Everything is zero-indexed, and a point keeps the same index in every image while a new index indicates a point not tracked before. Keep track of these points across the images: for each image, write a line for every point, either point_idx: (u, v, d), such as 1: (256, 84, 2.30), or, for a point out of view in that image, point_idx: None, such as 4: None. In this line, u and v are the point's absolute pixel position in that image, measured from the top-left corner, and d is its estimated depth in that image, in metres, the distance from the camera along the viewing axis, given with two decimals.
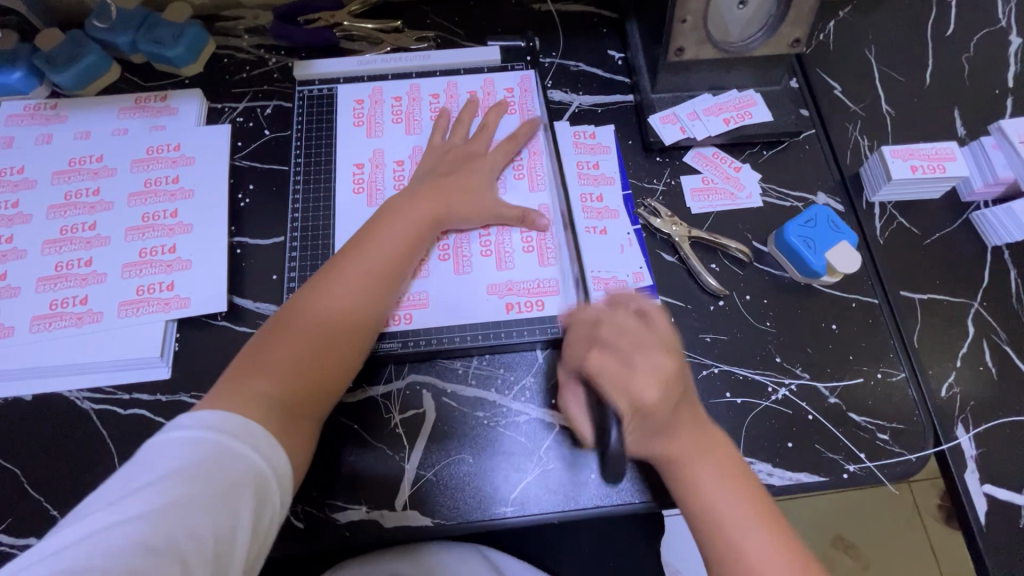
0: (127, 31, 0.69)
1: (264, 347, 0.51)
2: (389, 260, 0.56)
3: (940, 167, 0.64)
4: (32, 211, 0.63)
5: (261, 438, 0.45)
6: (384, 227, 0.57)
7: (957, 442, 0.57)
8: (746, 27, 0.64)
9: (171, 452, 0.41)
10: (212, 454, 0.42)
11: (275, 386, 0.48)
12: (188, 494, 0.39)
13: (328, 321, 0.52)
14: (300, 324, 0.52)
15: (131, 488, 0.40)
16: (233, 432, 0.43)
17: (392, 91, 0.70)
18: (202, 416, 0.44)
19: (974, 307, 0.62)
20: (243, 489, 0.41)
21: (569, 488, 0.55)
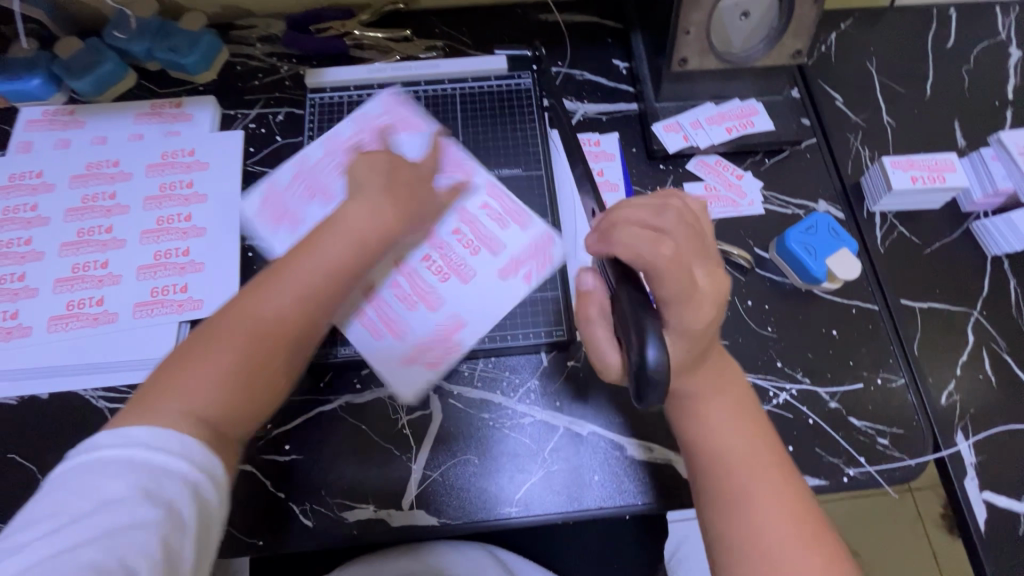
0: (142, 39, 0.71)
1: (188, 357, 0.43)
2: (335, 260, 0.47)
3: (940, 177, 0.65)
4: (50, 213, 0.65)
5: (196, 449, 0.39)
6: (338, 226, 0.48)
7: (956, 448, 0.58)
8: (748, 38, 0.66)
9: (99, 474, 0.37)
10: (147, 472, 0.37)
11: (191, 408, 0.41)
12: (128, 514, 0.36)
13: (258, 329, 0.44)
14: (235, 329, 0.44)
15: (59, 520, 0.35)
16: (164, 445, 0.39)
17: (299, 159, 0.67)
18: (120, 435, 0.38)
19: (973, 315, 0.63)
20: (183, 502, 0.38)
21: (572, 489, 0.56)
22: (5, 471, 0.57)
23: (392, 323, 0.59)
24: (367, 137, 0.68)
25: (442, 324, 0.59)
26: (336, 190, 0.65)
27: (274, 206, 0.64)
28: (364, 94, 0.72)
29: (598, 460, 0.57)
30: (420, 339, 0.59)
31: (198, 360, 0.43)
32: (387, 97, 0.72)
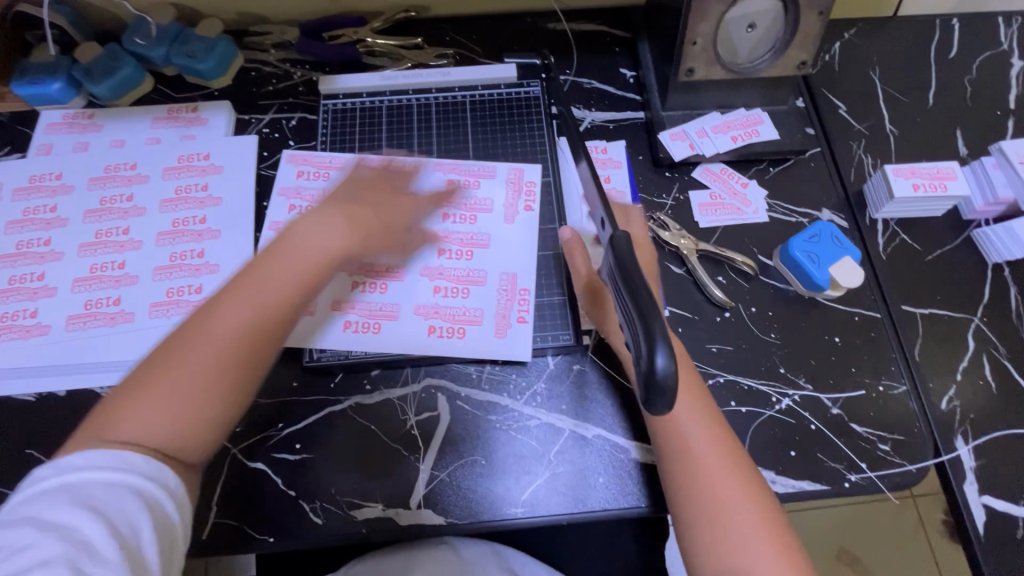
0: (160, 45, 0.73)
1: (138, 381, 0.45)
2: (283, 280, 0.48)
3: (942, 185, 0.66)
4: (70, 215, 0.67)
5: (143, 462, 0.42)
6: (289, 250, 0.50)
7: (956, 454, 0.58)
8: (754, 50, 0.67)
9: (43, 502, 0.39)
10: (91, 490, 0.39)
11: (150, 422, 0.44)
12: (78, 531, 0.38)
13: (215, 347, 0.46)
14: (184, 348, 0.46)
15: (7, 550, 0.37)
16: (108, 462, 0.41)
17: (273, 215, 0.67)
18: (72, 462, 0.40)
19: (974, 322, 0.64)
20: (133, 509, 0.40)
21: (578, 491, 0.57)
22: (23, 466, 0.58)
23: (462, 318, 0.62)
24: (332, 162, 0.70)
25: (468, 310, 0.63)
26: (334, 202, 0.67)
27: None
28: (375, 101, 0.74)
29: (602, 463, 0.58)
30: (440, 312, 0.62)
31: (148, 383, 0.44)
32: (398, 104, 0.74)
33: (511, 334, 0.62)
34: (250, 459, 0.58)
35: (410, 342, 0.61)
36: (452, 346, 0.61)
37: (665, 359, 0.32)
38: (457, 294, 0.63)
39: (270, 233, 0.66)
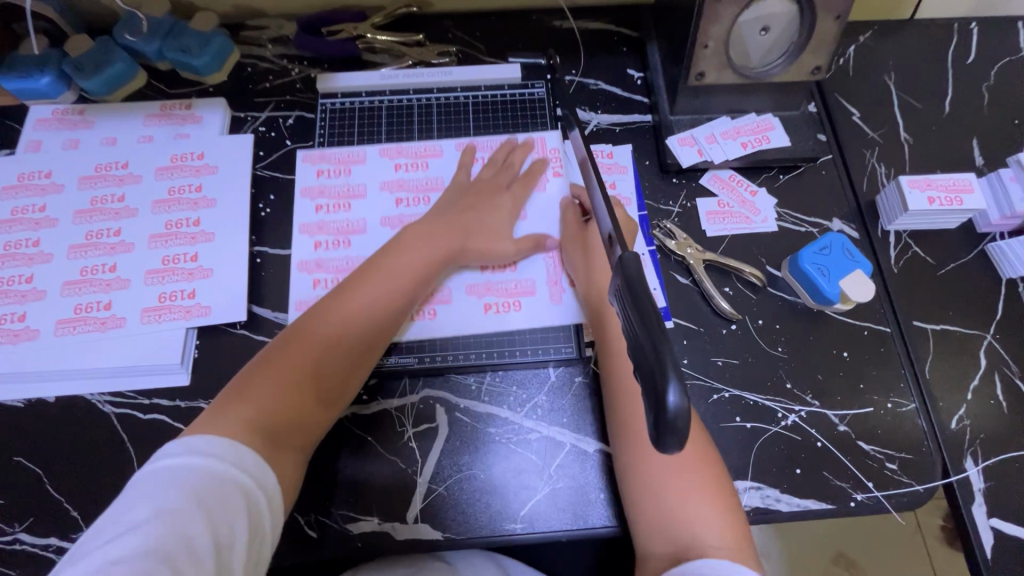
0: (154, 39, 0.70)
1: (257, 371, 0.50)
2: (389, 290, 0.57)
3: (958, 199, 0.64)
4: (60, 215, 0.65)
5: (250, 458, 0.43)
6: (391, 263, 0.58)
7: (965, 474, 0.57)
8: (767, 53, 0.64)
9: (159, 484, 0.40)
10: (203, 480, 0.41)
11: (261, 411, 0.47)
12: (183, 521, 0.38)
13: (322, 345, 0.52)
14: (300, 344, 0.52)
15: (120, 528, 0.38)
16: (225, 455, 0.42)
17: (301, 217, 0.66)
18: (191, 442, 0.43)
19: (986, 339, 0.62)
20: (234, 510, 0.40)
21: (578, 506, 0.56)
22: (12, 474, 0.57)
23: (512, 291, 0.63)
24: (349, 157, 0.69)
25: (518, 282, 0.64)
26: (367, 192, 0.67)
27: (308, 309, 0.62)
28: (375, 100, 0.72)
29: (602, 477, 0.57)
30: (492, 287, 0.64)
31: (264, 373, 0.49)
32: (398, 104, 0.72)
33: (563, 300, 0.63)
34: None
35: (466, 322, 0.62)
36: (512, 318, 0.62)
37: (677, 393, 0.30)
38: (503, 271, 0.64)
39: (303, 236, 0.65)
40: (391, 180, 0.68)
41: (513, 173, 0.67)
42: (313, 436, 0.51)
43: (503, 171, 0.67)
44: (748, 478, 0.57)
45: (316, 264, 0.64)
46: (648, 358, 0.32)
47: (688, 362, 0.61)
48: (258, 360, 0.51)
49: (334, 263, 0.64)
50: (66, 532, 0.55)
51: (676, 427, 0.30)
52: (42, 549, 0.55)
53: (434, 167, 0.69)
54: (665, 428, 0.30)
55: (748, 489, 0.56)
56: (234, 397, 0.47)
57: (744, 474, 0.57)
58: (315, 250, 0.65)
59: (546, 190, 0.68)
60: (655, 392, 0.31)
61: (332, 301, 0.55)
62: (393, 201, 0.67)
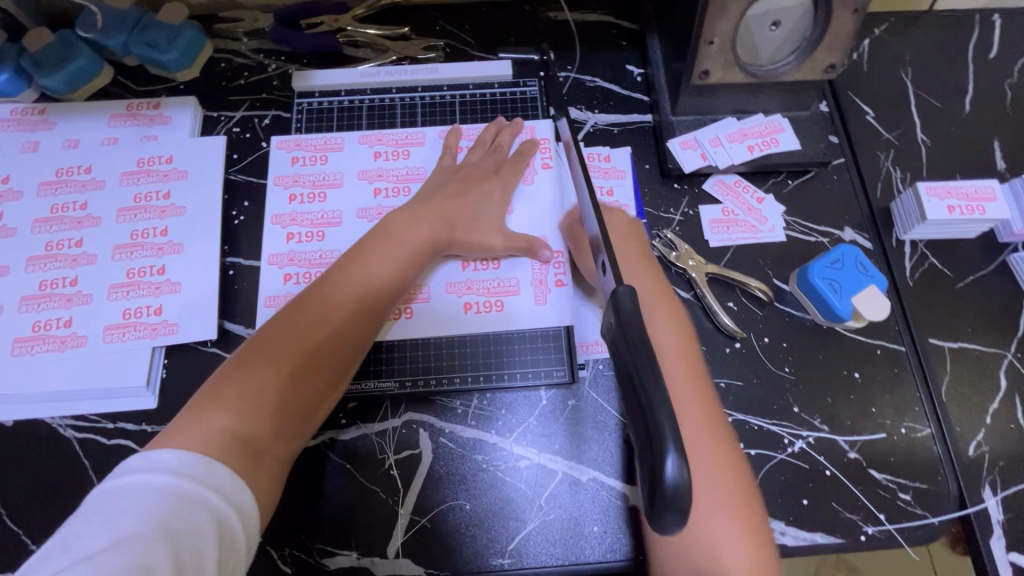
0: (120, 32, 0.65)
1: (232, 376, 0.45)
2: (372, 287, 0.52)
3: (980, 207, 0.60)
4: (17, 224, 0.60)
5: (225, 479, 0.40)
6: (375, 251, 0.54)
7: (983, 506, 0.54)
8: (778, 50, 0.60)
9: (120, 504, 0.36)
10: (171, 500, 0.37)
11: (234, 422, 0.43)
12: (146, 547, 0.34)
13: (299, 348, 0.48)
14: (279, 343, 0.47)
15: (72, 556, 0.33)
16: (197, 473, 0.39)
17: (273, 208, 0.62)
18: (157, 458, 0.39)
19: (1007, 358, 0.59)
20: (206, 535, 0.36)
21: (570, 541, 0.52)
22: None
23: (495, 290, 0.59)
24: (327, 143, 0.65)
25: (501, 281, 0.60)
26: (344, 181, 0.63)
27: (279, 305, 0.58)
28: (356, 99, 0.67)
29: (596, 510, 0.53)
30: (473, 285, 0.60)
31: (240, 377, 0.45)
32: (380, 103, 0.67)
33: (551, 299, 0.59)
34: None
35: (442, 326, 0.58)
36: (493, 320, 0.59)
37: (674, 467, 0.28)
38: (488, 266, 0.60)
39: (274, 226, 0.61)
40: (369, 171, 0.63)
41: (501, 155, 0.63)
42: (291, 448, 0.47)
43: (491, 153, 0.63)
44: None
45: (285, 257, 0.60)
46: (643, 420, 0.30)
47: None
48: (232, 363, 0.46)
49: (307, 256, 0.60)
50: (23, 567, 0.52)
51: (676, 500, 0.28)
52: None
53: (415, 159, 0.64)
54: (662, 502, 0.29)
55: None
56: (206, 407, 0.43)
57: None
58: (287, 242, 0.61)
59: (533, 181, 0.64)
60: (652, 460, 0.29)
61: (311, 294, 0.51)
62: (371, 191, 0.63)
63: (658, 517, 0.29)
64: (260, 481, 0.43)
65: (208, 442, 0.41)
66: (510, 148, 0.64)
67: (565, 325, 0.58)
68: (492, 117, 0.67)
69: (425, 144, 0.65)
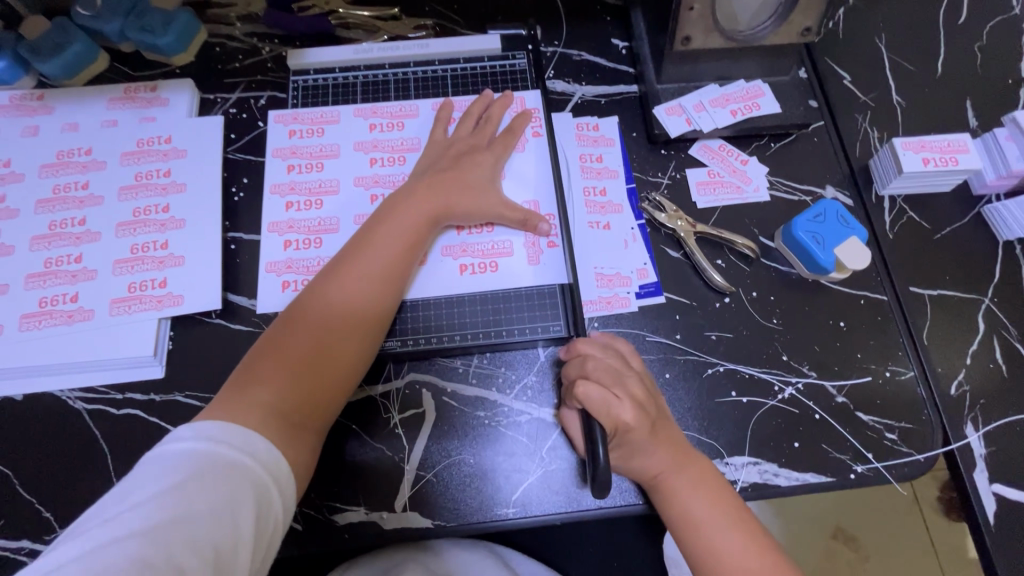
0: (115, 18, 0.67)
1: (263, 355, 0.49)
2: (386, 262, 0.55)
3: (953, 159, 0.62)
4: (20, 205, 0.62)
5: (262, 447, 0.43)
6: (382, 227, 0.56)
7: (966, 441, 0.56)
8: (755, 15, 0.63)
9: (169, 466, 0.39)
10: (213, 467, 0.40)
11: (271, 394, 0.47)
12: (189, 508, 0.38)
13: (324, 325, 0.51)
14: (304, 323, 0.51)
15: (125, 505, 0.37)
16: (233, 441, 0.42)
17: (272, 178, 0.63)
18: (201, 426, 0.42)
19: (984, 303, 0.61)
20: (243, 502, 0.39)
21: (572, 489, 0.54)
22: None
23: (490, 252, 0.61)
24: (323, 117, 0.66)
25: (495, 243, 0.62)
26: (342, 154, 0.65)
27: (280, 271, 0.60)
28: (350, 76, 0.69)
29: None
30: (469, 248, 0.61)
31: (272, 358, 0.49)
32: (374, 79, 0.69)
33: (544, 259, 0.61)
34: None
35: (442, 288, 0.60)
36: (488, 280, 0.60)
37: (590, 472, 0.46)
38: (482, 230, 0.62)
39: (274, 197, 0.63)
40: (364, 143, 0.65)
41: (492, 127, 0.65)
42: (329, 413, 0.50)
43: (482, 125, 0.64)
44: (746, 454, 0.55)
45: (285, 226, 0.62)
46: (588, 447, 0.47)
47: (681, 336, 0.59)
48: (263, 344, 0.51)
49: (306, 224, 0.62)
50: (37, 533, 0.53)
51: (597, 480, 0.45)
52: (12, 553, 0.52)
53: (409, 131, 0.66)
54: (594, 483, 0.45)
55: (746, 465, 0.55)
56: (244, 384, 0.47)
57: (741, 449, 0.55)
58: (286, 211, 0.62)
59: (524, 150, 0.66)
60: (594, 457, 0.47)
61: (328, 276, 0.54)
62: (367, 162, 0.64)
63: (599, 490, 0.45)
64: (297, 445, 0.47)
65: (244, 415, 0.45)
66: (500, 122, 0.66)
67: (560, 284, 0.60)
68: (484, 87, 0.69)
69: (418, 116, 0.67)
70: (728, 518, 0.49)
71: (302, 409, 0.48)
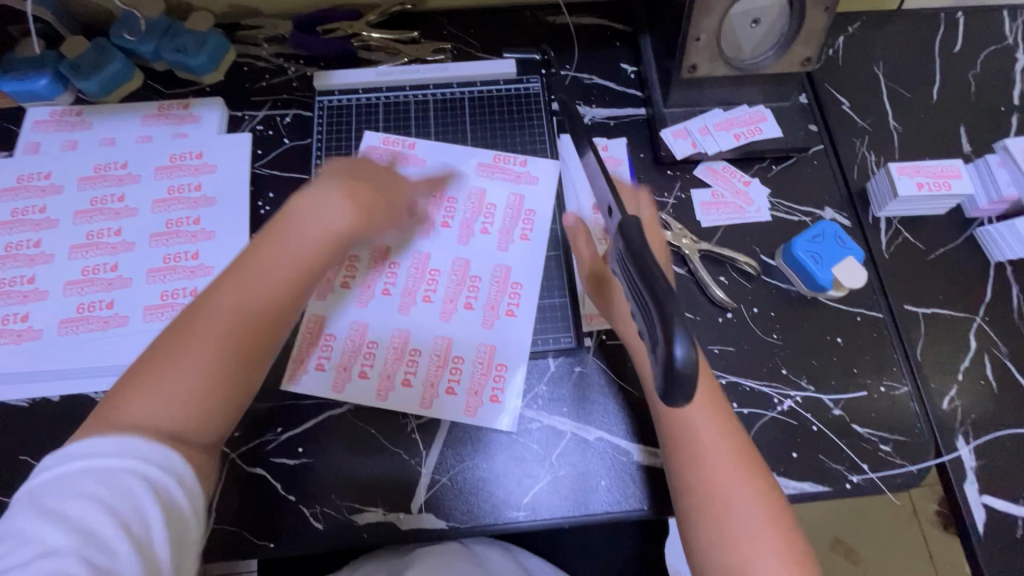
0: (150, 40, 0.70)
1: (144, 371, 0.43)
2: (282, 273, 0.48)
3: (946, 184, 0.65)
4: (59, 216, 0.65)
5: (166, 456, 0.40)
6: (279, 233, 0.49)
7: (957, 454, 0.59)
8: (758, 45, 0.66)
9: (71, 486, 0.37)
10: (120, 487, 0.38)
11: (153, 410, 0.42)
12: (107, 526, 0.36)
13: (213, 343, 0.45)
14: (190, 341, 0.45)
15: (30, 534, 0.36)
16: (141, 456, 0.39)
17: None
18: (97, 444, 0.39)
19: (976, 322, 0.64)
20: (154, 509, 0.38)
21: (578, 493, 0.57)
22: (18, 473, 0.58)
23: (507, 228, 0.66)
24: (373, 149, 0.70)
25: (511, 204, 0.67)
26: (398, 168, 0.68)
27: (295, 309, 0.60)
28: (372, 97, 0.73)
29: (604, 466, 0.58)
30: (507, 229, 0.66)
31: (157, 374, 0.43)
32: (395, 100, 0.73)
33: (538, 172, 0.69)
34: (248, 464, 0.57)
35: (510, 276, 0.64)
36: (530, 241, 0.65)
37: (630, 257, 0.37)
38: (490, 216, 0.67)
39: None
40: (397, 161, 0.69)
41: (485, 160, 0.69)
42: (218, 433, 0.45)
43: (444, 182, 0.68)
44: None
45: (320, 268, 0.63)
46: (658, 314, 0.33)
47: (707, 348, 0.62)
48: (146, 362, 0.44)
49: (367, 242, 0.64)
50: None
51: (687, 387, 0.32)
52: None
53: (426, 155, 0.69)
54: (675, 383, 0.32)
55: None
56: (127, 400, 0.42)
57: None
58: None
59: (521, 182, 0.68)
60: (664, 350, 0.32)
61: (209, 298, 0.47)
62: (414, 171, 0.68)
63: (679, 395, 0.32)
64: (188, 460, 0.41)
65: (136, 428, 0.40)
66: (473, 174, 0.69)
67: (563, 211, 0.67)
68: (500, 107, 0.73)
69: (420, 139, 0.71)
70: (750, 488, 0.46)
71: (186, 427, 0.43)
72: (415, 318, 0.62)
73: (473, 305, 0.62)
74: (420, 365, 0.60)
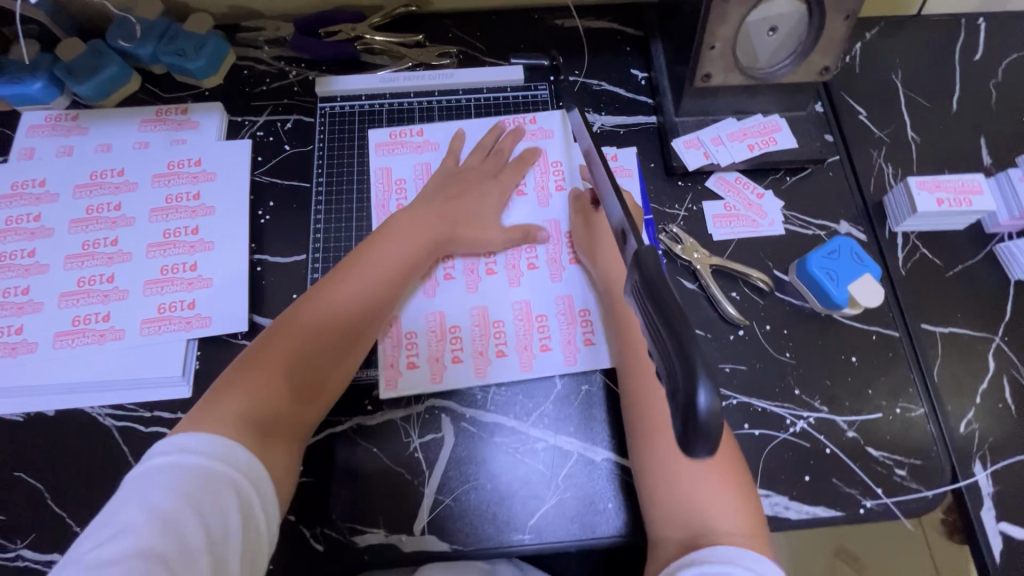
0: (148, 42, 0.69)
1: (244, 366, 0.49)
2: (374, 289, 0.56)
3: (967, 200, 0.63)
4: (54, 225, 0.64)
5: (238, 453, 0.43)
6: (377, 249, 0.58)
7: (974, 479, 0.57)
8: (775, 54, 0.64)
9: (153, 481, 0.40)
10: (198, 481, 0.41)
11: (246, 402, 0.47)
12: (180, 523, 0.39)
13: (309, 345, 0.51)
14: (289, 339, 0.51)
15: (117, 527, 0.39)
16: (216, 453, 0.42)
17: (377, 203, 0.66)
18: (179, 441, 0.42)
19: (994, 341, 0.62)
20: (229, 508, 0.41)
21: (585, 516, 0.55)
22: (11, 490, 0.56)
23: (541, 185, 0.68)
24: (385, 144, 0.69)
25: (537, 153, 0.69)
26: (420, 142, 0.69)
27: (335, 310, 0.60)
28: (376, 104, 0.71)
29: (612, 489, 0.56)
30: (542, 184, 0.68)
31: (254, 370, 0.49)
32: (399, 107, 0.71)
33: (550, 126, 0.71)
34: None
35: (562, 228, 0.66)
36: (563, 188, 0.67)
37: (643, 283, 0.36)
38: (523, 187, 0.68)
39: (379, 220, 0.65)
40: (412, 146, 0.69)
41: (503, 159, 0.67)
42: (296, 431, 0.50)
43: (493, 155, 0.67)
44: (759, 486, 0.56)
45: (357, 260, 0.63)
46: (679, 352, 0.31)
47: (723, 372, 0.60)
48: (246, 357, 0.50)
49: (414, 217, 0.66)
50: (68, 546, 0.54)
51: (710, 433, 0.30)
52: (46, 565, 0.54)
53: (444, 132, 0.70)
54: (696, 432, 0.30)
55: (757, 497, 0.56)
56: (221, 394, 0.47)
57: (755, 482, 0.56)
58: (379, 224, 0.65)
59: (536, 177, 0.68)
60: (684, 395, 0.30)
61: (309, 304, 0.54)
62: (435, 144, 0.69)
63: (695, 445, 0.31)
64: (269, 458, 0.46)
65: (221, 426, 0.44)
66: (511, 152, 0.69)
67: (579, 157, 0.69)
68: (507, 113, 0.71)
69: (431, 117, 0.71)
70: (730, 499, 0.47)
71: (274, 421, 0.48)
72: (449, 298, 0.63)
73: (537, 265, 0.64)
74: (506, 332, 0.61)
